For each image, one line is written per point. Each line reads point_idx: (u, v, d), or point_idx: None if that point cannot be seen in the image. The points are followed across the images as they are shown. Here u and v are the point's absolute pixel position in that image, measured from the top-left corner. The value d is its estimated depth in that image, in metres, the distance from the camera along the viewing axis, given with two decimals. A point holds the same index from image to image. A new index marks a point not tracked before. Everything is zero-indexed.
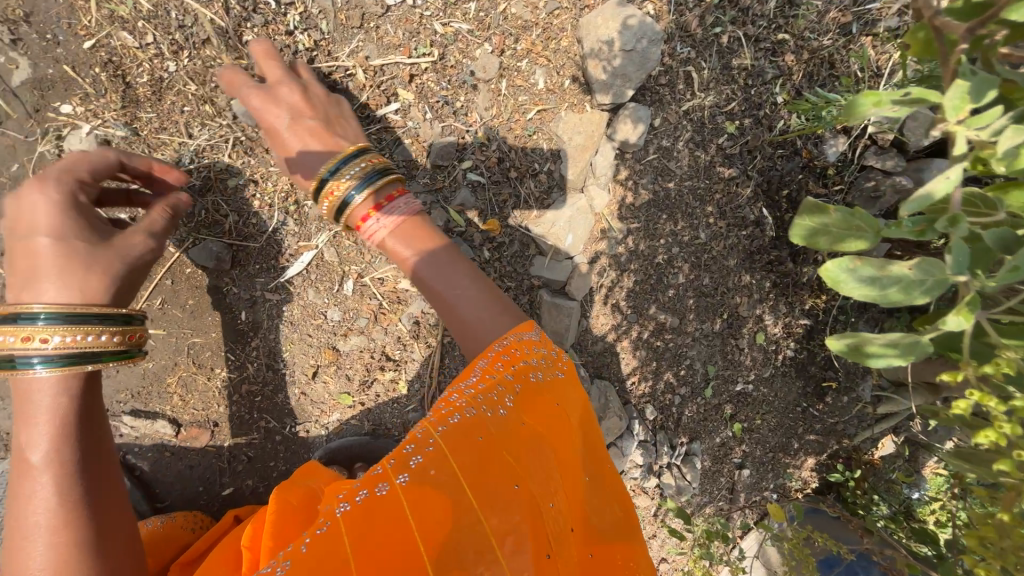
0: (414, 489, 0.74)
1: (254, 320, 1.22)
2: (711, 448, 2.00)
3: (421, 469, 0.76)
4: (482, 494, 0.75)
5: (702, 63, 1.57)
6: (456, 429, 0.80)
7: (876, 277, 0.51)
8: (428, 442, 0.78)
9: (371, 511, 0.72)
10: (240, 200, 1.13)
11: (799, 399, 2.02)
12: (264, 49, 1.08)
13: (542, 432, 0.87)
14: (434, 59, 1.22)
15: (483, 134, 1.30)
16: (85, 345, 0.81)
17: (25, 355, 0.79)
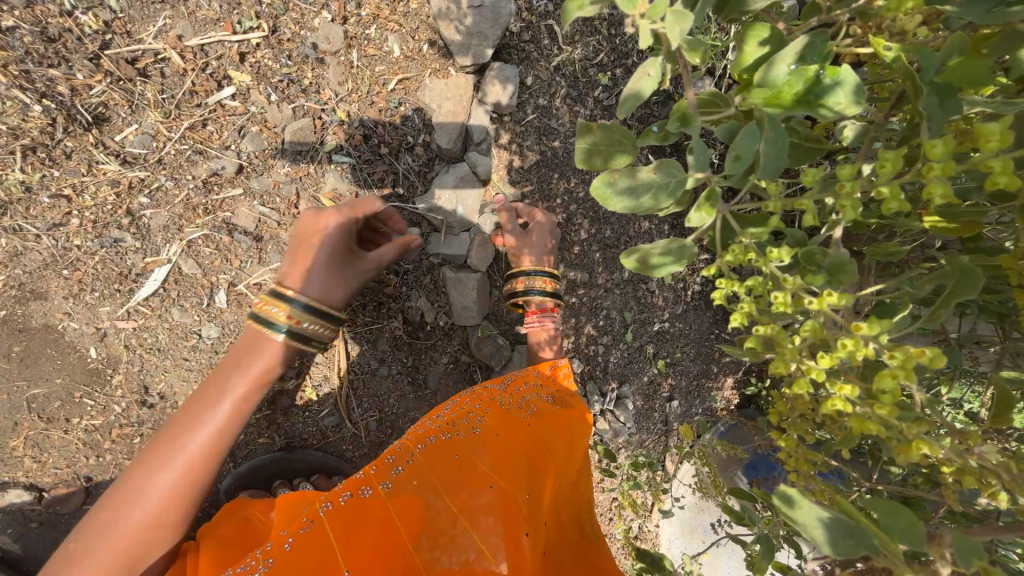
0: (396, 495, 0.86)
1: (109, 355, 1.07)
2: (640, 388, 2.12)
3: (401, 479, 0.89)
4: (452, 501, 0.86)
5: (562, 16, 1.57)
6: (433, 447, 0.94)
7: (634, 188, 0.41)
8: (408, 454, 0.92)
9: (361, 514, 0.84)
10: (52, 221, 0.97)
11: (710, 327, 2.19)
12: (37, 37, 0.90)
13: (514, 443, 0.98)
14: (265, 33, 1.10)
15: (342, 112, 1.21)
16: None
17: None
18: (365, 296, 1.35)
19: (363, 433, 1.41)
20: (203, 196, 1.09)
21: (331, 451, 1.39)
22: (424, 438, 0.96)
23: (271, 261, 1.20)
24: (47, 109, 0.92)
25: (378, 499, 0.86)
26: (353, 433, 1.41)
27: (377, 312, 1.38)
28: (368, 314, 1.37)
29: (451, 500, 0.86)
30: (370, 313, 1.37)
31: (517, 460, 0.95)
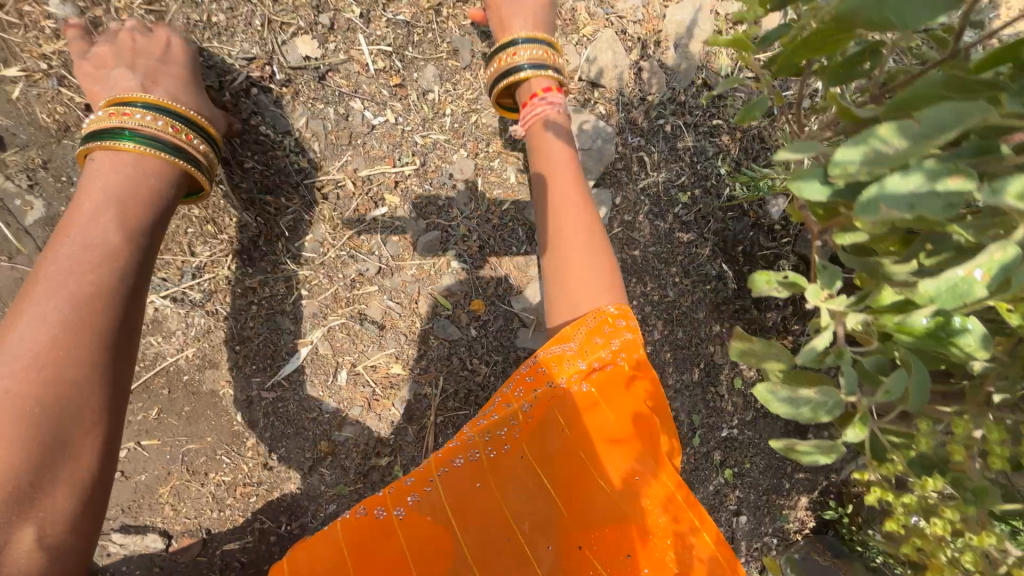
0: (411, 532, 0.87)
1: (250, 420, 1.24)
2: (707, 498, 2.03)
3: (421, 505, 0.89)
4: (474, 492, 0.91)
5: (652, 148, 1.75)
6: (456, 471, 0.91)
7: (792, 398, 0.58)
8: (428, 481, 0.91)
9: (375, 539, 0.86)
10: (238, 306, 1.18)
11: (781, 438, 2.11)
12: (264, 172, 1.17)
13: (555, 466, 0.92)
14: (417, 166, 1.36)
15: (464, 227, 1.43)
16: (149, 124, 0.93)
17: (114, 129, 0.92)
18: (458, 382, 1.45)
19: None
20: (348, 291, 1.30)
21: None
22: (453, 457, 0.93)
23: (389, 347, 1.38)
24: (258, 223, 1.18)
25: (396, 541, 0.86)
26: None
27: (466, 399, 1.46)
28: (456, 400, 1.45)
29: (476, 530, 0.89)
30: (458, 399, 1.45)
31: (552, 478, 0.92)
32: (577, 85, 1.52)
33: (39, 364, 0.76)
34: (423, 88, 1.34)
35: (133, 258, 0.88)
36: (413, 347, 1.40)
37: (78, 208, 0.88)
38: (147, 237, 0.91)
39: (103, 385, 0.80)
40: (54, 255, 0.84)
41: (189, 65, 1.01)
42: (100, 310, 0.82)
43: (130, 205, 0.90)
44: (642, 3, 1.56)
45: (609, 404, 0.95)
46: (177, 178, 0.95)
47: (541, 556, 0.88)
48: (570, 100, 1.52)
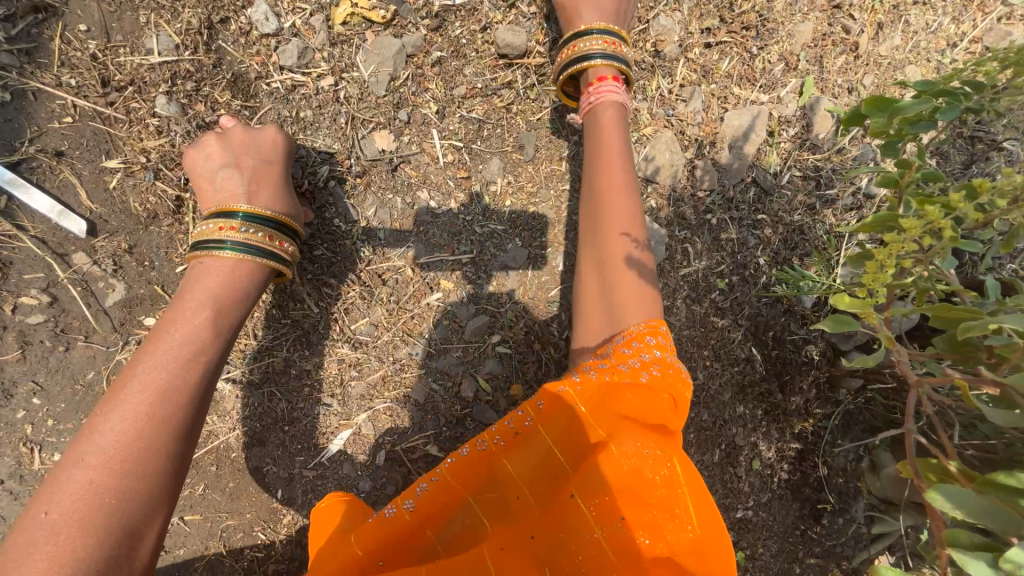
0: (420, 514, 0.87)
1: (290, 496, 1.25)
2: None
3: (427, 494, 0.87)
4: (465, 484, 0.88)
5: (697, 239, 1.78)
6: (461, 462, 0.89)
7: None
8: (433, 471, 0.89)
9: (389, 537, 0.85)
10: (292, 388, 1.20)
11: (795, 520, 2.03)
12: (331, 258, 1.21)
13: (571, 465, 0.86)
14: (474, 254, 1.39)
15: (512, 313, 1.45)
16: (247, 236, 0.98)
17: (217, 240, 0.98)
18: None
19: None
20: (396, 373, 1.32)
21: None
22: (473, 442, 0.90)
23: (428, 428, 1.39)
24: (320, 308, 1.21)
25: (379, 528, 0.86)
26: None
27: None
28: None
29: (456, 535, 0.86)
30: None
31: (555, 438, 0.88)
32: None
33: (116, 465, 0.77)
34: (487, 179, 1.37)
35: (216, 354, 0.92)
36: (451, 429, 1.41)
37: (180, 307, 0.93)
38: (231, 332, 0.95)
39: (163, 479, 0.80)
40: (152, 347, 0.89)
41: (283, 160, 1.07)
42: (179, 409, 0.84)
43: (221, 307, 0.94)
44: (702, 104, 1.59)
45: (638, 396, 0.88)
46: (263, 280, 1.01)
47: (545, 505, 0.86)
48: None
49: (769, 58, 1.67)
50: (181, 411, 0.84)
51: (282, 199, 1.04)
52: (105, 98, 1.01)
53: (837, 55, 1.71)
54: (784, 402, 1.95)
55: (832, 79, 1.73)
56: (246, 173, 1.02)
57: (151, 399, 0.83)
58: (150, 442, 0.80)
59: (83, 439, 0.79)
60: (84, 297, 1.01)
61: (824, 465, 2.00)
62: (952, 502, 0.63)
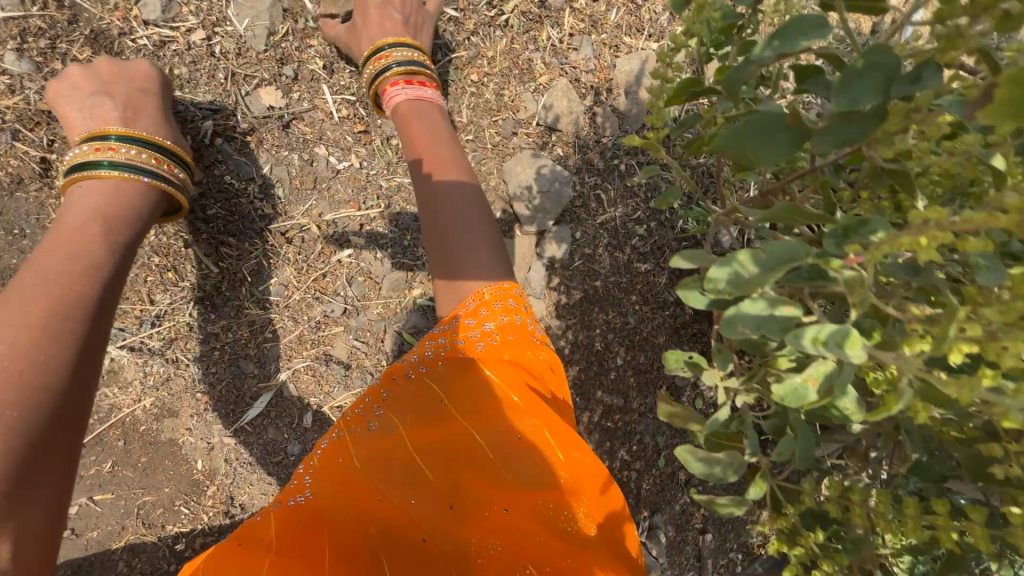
0: (331, 488, 0.82)
1: (211, 468, 1.22)
2: (673, 518, 2.09)
3: (343, 465, 0.84)
4: (381, 466, 0.83)
5: (608, 186, 1.86)
6: (377, 441, 0.86)
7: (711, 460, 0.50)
8: (355, 442, 0.87)
9: (308, 522, 0.78)
10: (199, 353, 1.18)
11: None
12: (228, 218, 1.20)
13: (496, 471, 0.84)
14: (382, 209, 1.39)
15: (430, 265, 1.46)
16: (129, 156, 0.99)
17: (92, 160, 0.98)
18: None
19: None
20: (313, 332, 1.32)
21: None
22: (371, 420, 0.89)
23: (355, 387, 1.38)
24: (221, 269, 1.20)
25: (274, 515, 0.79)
26: None
27: None
28: None
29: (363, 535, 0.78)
30: None
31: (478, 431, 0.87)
32: (535, 129, 1.60)
33: (17, 372, 0.72)
34: (387, 134, 1.39)
35: (114, 270, 0.90)
36: None
37: (65, 229, 0.90)
38: (126, 251, 0.93)
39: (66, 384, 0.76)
40: (32, 266, 0.84)
41: (162, 93, 1.07)
42: (80, 322, 0.82)
43: (111, 224, 0.93)
44: (595, 52, 1.67)
45: (540, 376, 0.94)
46: (154, 203, 1.00)
47: (475, 515, 0.81)
48: (529, 143, 1.60)
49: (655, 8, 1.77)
50: (86, 321, 0.83)
51: (163, 128, 1.04)
52: None
53: None
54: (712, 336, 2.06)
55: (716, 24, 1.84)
56: (120, 100, 1.01)
57: (46, 309, 0.79)
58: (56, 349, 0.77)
59: None
60: None
61: None
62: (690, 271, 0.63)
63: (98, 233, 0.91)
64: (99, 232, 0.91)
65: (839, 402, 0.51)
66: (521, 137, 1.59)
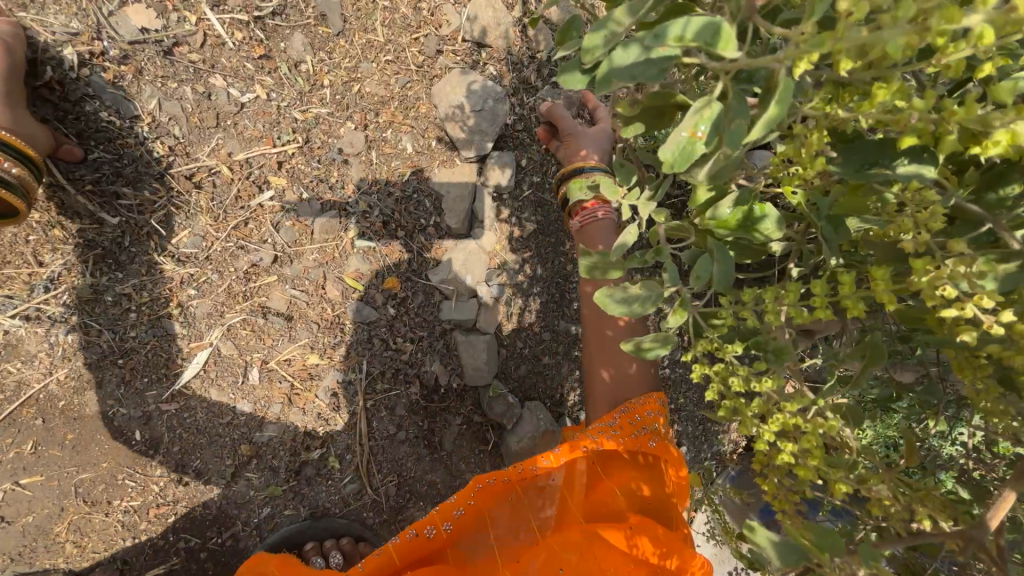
0: (421, 547, 0.95)
1: (152, 437, 1.14)
2: None
3: (444, 526, 0.96)
4: (487, 489, 0.98)
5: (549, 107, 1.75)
6: (475, 501, 0.97)
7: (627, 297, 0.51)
8: (458, 506, 0.96)
9: (429, 547, 0.96)
10: (112, 316, 1.07)
11: None
12: (117, 163, 1.06)
13: (600, 531, 0.95)
14: (299, 144, 1.28)
15: (364, 203, 1.38)
16: None
17: None
18: (384, 364, 1.45)
19: (384, 499, 1.46)
20: (243, 285, 1.22)
21: (354, 518, 1.43)
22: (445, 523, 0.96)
23: (301, 338, 1.32)
24: (119, 222, 1.07)
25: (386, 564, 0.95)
26: (373, 500, 1.46)
27: (395, 378, 1.47)
28: (386, 381, 1.46)
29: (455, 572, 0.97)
30: (388, 380, 1.46)
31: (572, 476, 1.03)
32: (462, 46, 1.48)
33: None
34: (293, 58, 1.25)
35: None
36: (328, 334, 1.36)
37: None
38: None
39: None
40: None
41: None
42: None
43: None
44: None
45: (617, 477, 1.03)
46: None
47: (564, 511, 1.02)
48: (456, 61, 1.48)
49: None
50: None
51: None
52: None
53: None
54: None
55: None
56: None
57: None
58: None
59: None
60: None
61: None
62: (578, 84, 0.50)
63: None
64: None
65: (761, 224, 0.50)
66: (448, 55, 1.46)
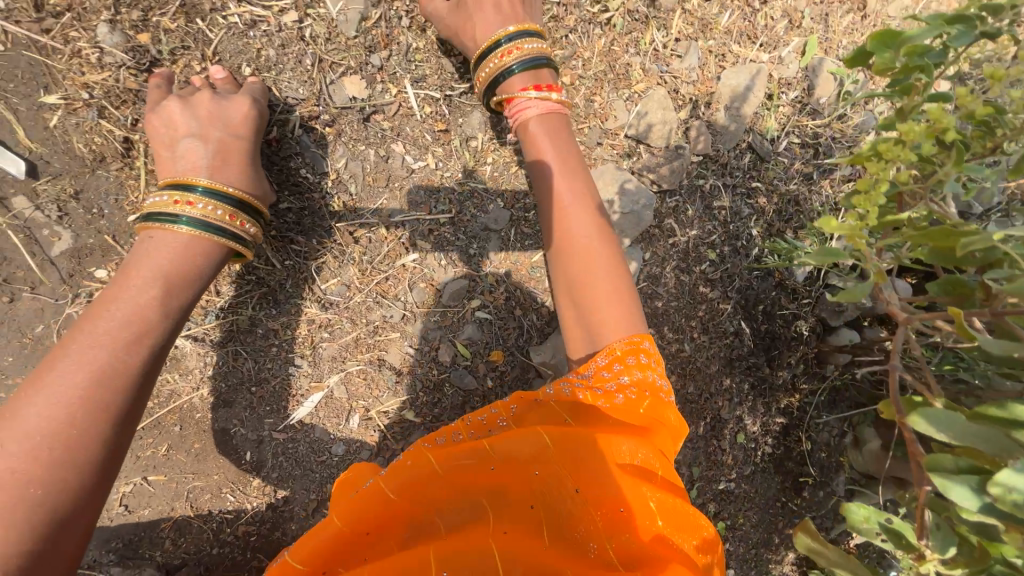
0: (359, 518, 0.77)
1: (259, 459, 1.22)
2: None
3: (401, 474, 0.79)
4: (449, 465, 0.81)
5: (689, 206, 1.71)
6: (434, 460, 0.81)
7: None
8: (411, 449, 0.84)
9: (369, 514, 0.77)
10: (258, 346, 1.16)
11: (777, 493, 2.12)
12: (299, 212, 1.15)
13: (569, 470, 0.82)
14: (452, 214, 1.32)
15: (492, 277, 1.40)
16: (206, 214, 0.88)
17: (168, 214, 0.87)
18: None
19: None
20: (369, 336, 1.27)
21: None
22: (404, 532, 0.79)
23: (403, 393, 1.35)
24: (287, 265, 1.16)
25: (330, 530, 0.76)
26: None
27: None
28: None
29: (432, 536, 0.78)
30: None
31: (566, 471, 0.82)
32: (621, 140, 1.47)
33: (52, 448, 0.70)
34: (467, 134, 1.30)
35: (165, 336, 0.83)
36: (428, 394, 1.38)
37: (121, 282, 0.83)
38: (182, 315, 0.86)
39: (95, 485, 0.73)
40: (89, 321, 0.79)
41: (255, 138, 0.98)
42: (120, 395, 0.76)
43: (171, 286, 0.85)
44: (698, 60, 1.54)
45: (627, 417, 0.86)
46: (222, 259, 0.91)
47: (568, 492, 0.81)
48: (612, 154, 1.47)
49: (770, 14, 1.60)
50: (122, 397, 0.77)
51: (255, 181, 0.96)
52: (41, 26, 0.93)
53: (843, 13, 1.66)
54: (770, 374, 1.93)
55: (834, 38, 1.67)
56: (212, 146, 0.92)
57: (87, 381, 0.74)
58: (92, 423, 0.73)
59: (7, 423, 0.70)
60: (27, 246, 0.95)
61: (806, 436, 2.03)
62: (937, 427, 0.60)
63: (157, 290, 0.83)
64: (157, 295, 0.83)
65: None
66: (606, 148, 1.46)
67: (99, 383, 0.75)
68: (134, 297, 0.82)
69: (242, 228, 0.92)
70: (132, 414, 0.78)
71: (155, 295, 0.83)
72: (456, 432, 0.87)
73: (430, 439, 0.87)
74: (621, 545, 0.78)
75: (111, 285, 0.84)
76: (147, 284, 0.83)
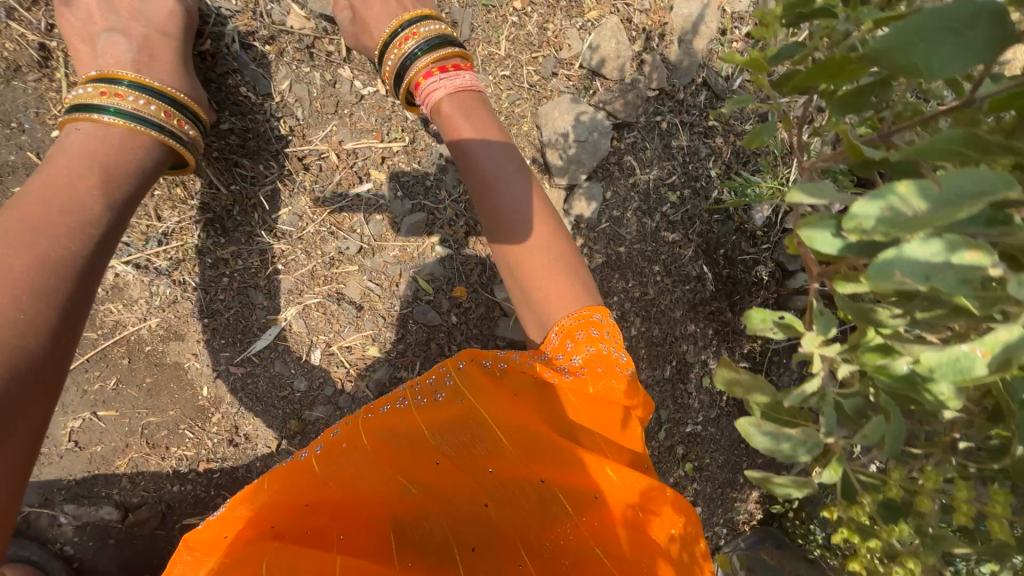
0: (335, 488, 0.81)
1: (217, 395, 1.20)
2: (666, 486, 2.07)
3: (340, 461, 0.82)
4: (400, 434, 0.85)
5: (647, 144, 1.72)
6: (381, 436, 0.84)
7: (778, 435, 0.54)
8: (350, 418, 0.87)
9: (323, 502, 0.81)
10: (207, 276, 1.14)
11: (740, 434, 2.17)
12: (242, 135, 1.12)
13: (535, 435, 0.87)
14: (405, 143, 1.30)
15: (451, 211, 1.37)
16: (135, 106, 0.90)
17: (94, 104, 0.88)
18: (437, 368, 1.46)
19: None
20: (326, 269, 1.26)
21: None
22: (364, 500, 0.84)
23: (365, 328, 1.35)
24: (234, 191, 1.13)
25: (273, 495, 0.79)
26: None
27: None
28: None
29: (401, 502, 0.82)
30: None
31: (524, 433, 0.87)
32: (576, 73, 1.47)
33: None
34: None
35: (109, 227, 0.82)
36: (392, 330, 1.39)
37: (53, 172, 0.82)
38: (121, 210, 0.85)
39: (38, 366, 0.70)
40: (19, 207, 0.78)
41: (184, 36, 0.98)
42: (63, 282, 0.75)
43: (109, 176, 0.84)
44: None
45: (584, 405, 0.90)
46: (161, 155, 0.91)
47: (535, 480, 0.85)
48: (568, 87, 1.46)
49: None
50: (65, 281, 0.75)
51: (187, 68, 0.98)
52: None
53: None
54: (732, 316, 1.97)
55: None
56: (135, 41, 0.94)
57: (21, 267, 0.72)
58: (31, 305, 0.71)
59: None
60: None
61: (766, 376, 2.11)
62: None
63: (95, 182, 0.83)
64: (94, 187, 0.82)
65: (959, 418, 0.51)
66: (562, 79, 1.46)
67: (35, 266, 0.73)
68: (70, 189, 0.80)
69: (174, 122, 0.92)
70: (74, 301, 0.76)
71: (92, 185, 0.82)
72: (397, 399, 0.89)
73: (366, 408, 0.89)
74: (614, 549, 0.81)
75: (40, 176, 0.82)
76: (83, 177, 0.82)
